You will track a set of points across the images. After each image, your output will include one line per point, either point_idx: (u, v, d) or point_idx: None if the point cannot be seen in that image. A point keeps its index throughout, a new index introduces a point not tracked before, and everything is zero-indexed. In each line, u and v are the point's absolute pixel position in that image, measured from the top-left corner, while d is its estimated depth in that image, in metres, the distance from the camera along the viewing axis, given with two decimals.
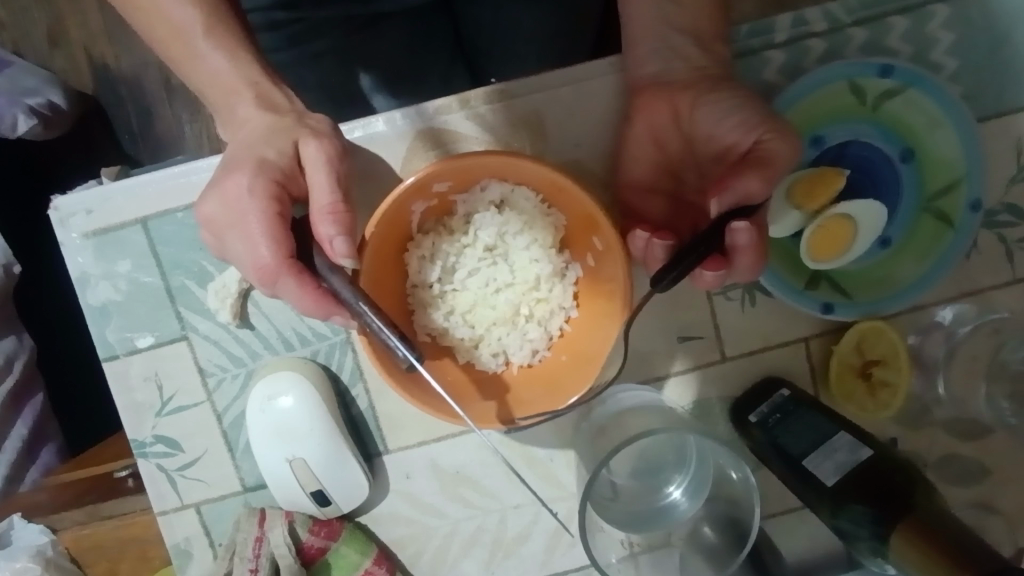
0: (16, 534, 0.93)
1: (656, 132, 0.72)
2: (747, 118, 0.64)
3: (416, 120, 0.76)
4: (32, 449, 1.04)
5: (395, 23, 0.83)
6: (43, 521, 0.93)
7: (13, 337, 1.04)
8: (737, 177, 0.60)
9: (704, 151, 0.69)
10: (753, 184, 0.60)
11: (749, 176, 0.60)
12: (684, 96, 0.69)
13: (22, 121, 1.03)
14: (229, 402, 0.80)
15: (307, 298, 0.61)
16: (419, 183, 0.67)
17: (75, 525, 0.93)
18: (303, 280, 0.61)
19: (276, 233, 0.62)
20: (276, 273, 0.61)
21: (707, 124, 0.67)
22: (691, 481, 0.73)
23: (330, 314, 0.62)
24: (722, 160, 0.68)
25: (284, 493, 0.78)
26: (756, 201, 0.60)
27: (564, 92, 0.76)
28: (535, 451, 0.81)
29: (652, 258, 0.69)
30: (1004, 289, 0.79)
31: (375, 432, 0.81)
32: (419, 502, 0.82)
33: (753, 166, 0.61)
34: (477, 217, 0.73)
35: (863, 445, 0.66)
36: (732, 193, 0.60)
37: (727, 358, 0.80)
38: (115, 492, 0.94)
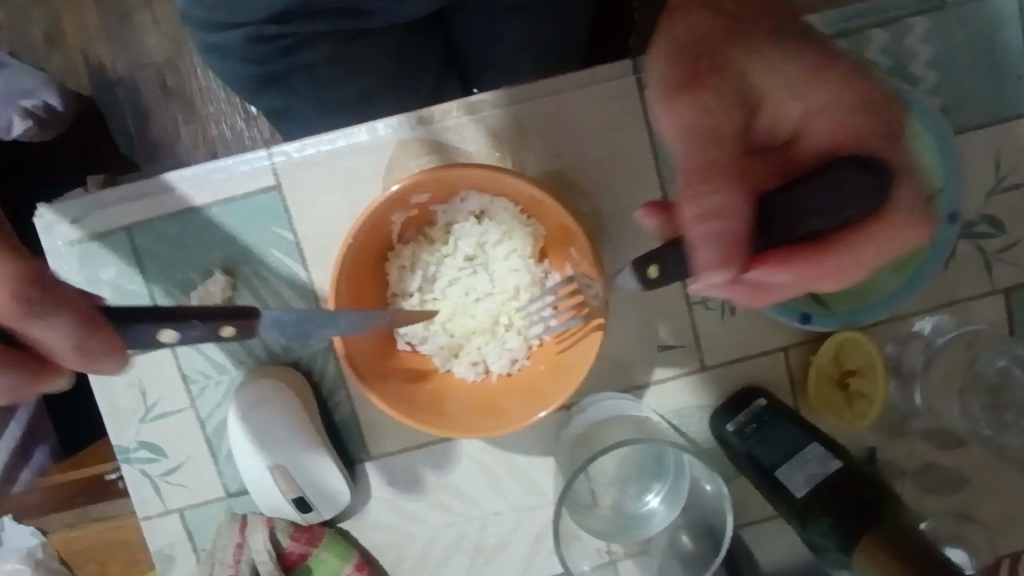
0: (6, 536, 0.98)
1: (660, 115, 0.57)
2: (721, 91, 0.54)
3: (401, 128, 0.76)
4: (25, 450, 1.04)
5: (387, 34, 0.86)
6: (33, 523, 0.99)
7: None
8: (698, 190, 0.50)
9: (689, 167, 0.53)
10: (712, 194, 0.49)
11: (724, 186, 0.49)
12: (683, 69, 0.54)
13: (16, 122, 1.04)
14: (212, 408, 0.81)
15: (69, 344, 0.50)
16: (397, 195, 0.67)
17: (65, 528, 0.98)
18: (56, 320, 0.48)
19: (9, 274, 0.47)
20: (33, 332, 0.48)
21: (711, 94, 0.54)
22: (668, 490, 0.74)
23: (97, 362, 0.51)
24: (712, 158, 0.52)
25: (264, 499, 0.78)
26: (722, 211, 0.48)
27: (545, 103, 0.77)
28: (516, 459, 0.82)
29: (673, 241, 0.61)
30: (981, 299, 0.80)
31: (357, 439, 0.82)
32: (400, 509, 0.83)
33: (715, 175, 0.50)
34: (457, 227, 0.74)
35: (833, 457, 0.66)
36: (690, 210, 0.50)
37: (707, 367, 0.81)
38: (107, 493, 0.98)
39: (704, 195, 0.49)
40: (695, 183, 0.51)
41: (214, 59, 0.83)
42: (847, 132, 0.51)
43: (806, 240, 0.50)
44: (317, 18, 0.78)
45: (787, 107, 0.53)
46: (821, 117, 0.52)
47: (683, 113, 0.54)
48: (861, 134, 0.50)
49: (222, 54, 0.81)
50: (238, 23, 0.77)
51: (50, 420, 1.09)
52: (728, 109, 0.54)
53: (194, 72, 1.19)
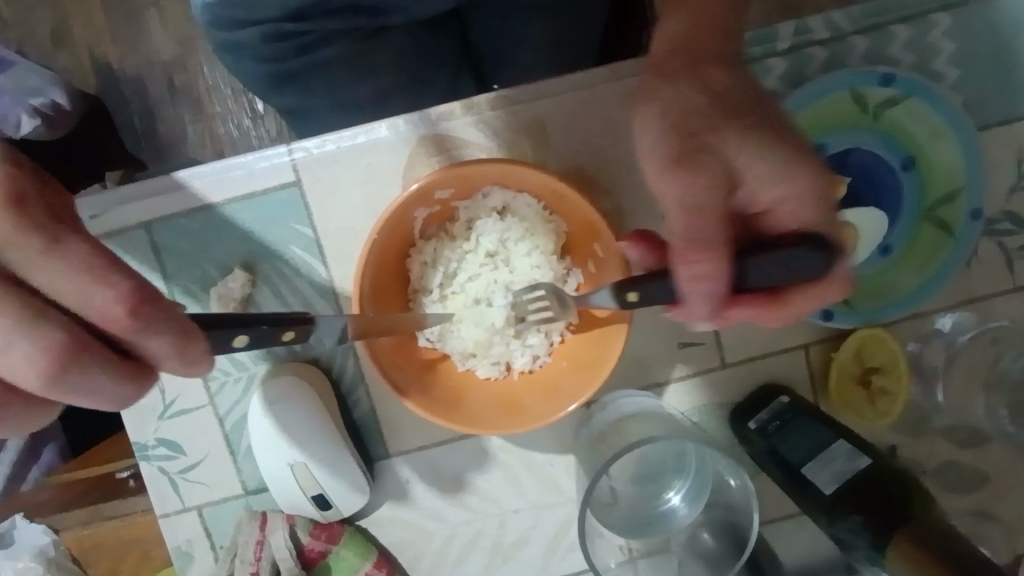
0: (18, 533, 1.00)
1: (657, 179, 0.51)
2: (706, 169, 0.49)
3: (421, 123, 0.76)
4: (34, 449, 1.09)
5: (403, 31, 0.86)
6: (45, 520, 0.99)
7: None
8: (690, 257, 0.50)
9: (692, 228, 0.49)
10: (709, 265, 0.50)
11: (716, 256, 0.50)
12: (676, 140, 0.50)
13: (25, 122, 1.05)
14: (230, 405, 0.81)
15: (169, 352, 0.43)
16: (421, 190, 0.67)
17: (77, 526, 0.97)
18: (159, 325, 0.41)
19: (93, 268, 0.39)
20: (77, 352, 0.39)
21: (700, 170, 0.49)
22: (690, 487, 0.74)
23: (191, 367, 0.44)
24: (695, 236, 0.49)
25: (285, 496, 0.78)
26: (721, 280, 0.50)
27: (566, 100, 0.76)
28: (535, 457, 0.82)
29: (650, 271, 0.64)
30: (1003, 297, 0.80)
31: (376, 437, 0.82)
32: (419, 507, 0.82)
33: (696, 247, 0.49)
34: (479, 224, 0.74)
35: (861, 454, 0.66)
36: (685, 271, 0.50)
37: (728, 364, 0.80)
38: (116, 491, 0.99)
39: (691, 262, 0.50)
40: (685, 245, 0.50)
41: (229, 57, 0.83)
42: (818, 223, 0.51)
43: (768, 288, 0.55)
44: (333, 15, 0.78)
45: (769, 191, 0.50)
46: (796, 206, 0.51)
47: (680, 189, 0.49)
48: (792, 213, 0.52)
49: (236, 51, 0.81)
50: (253, 20, 0.77)
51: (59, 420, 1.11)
52: (715, 181, 0.49)
53: (202, 70, 1.18)
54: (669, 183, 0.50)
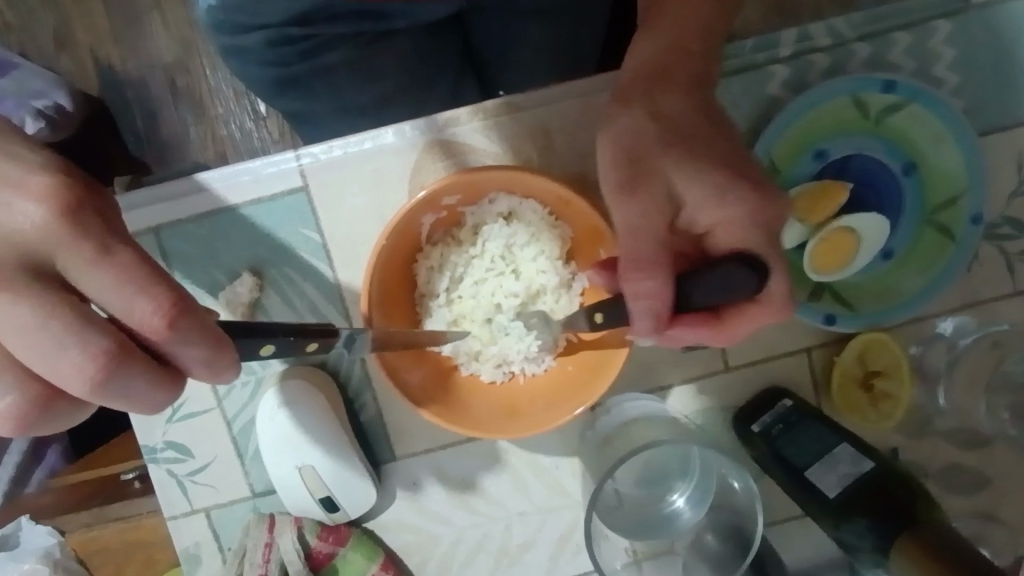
0: (23, 536, 1.00)
1: (618, 201, 0.61)
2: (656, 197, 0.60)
3: (427, 128, 0.77)
4: (37, 451, 1.09)
5: (407, 37, 0.86)
6: (50, 523, 0.99)
7: None
8: (633, 275, 0.60)
9: (639, 254, 0.60)
10: (651, 287, 0.60)
11: (655, 274, 0.60)
12: (629, 166, 0.59)
13: (29, 123, 1.03)
14: (238, 409, 0.81)
15: (201, 361, 0.44)
16: (428, 196, 0.68)
17: (82, 528, 0.98)
18: (193, 337, 0.42)
19: (137, 277, 0.40)
20: (115, 359, 0.40)
21: (648, 190, 0.59)
22: (694, 490, 0.75)
23: (220, 374, 0.45)
24: (635, 256, 0.60)
25: (293, 499, 0.79)
26: (659, 300, 0.60)
27: (571, 105, 0.77)
28: (541, 460, 0.82)
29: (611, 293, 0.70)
30: (1004, 300, 0.81)
31: (382, 440, 0.82)
32: (425, 509, 0.83)
33: (644, 267, 0.60)
34: (486, 229, 0.74)
35: (865, 457, 0.67)
36: (643, 288, 0.60)
37: (731, 367, 0.81)
38: (121, 493, 0.99)
39: (637, 281, 0.59)
40: (631, 264, 0.60)
41: (235, 61, 0.84)
42: (751, 243, 0.61)
43: (706, 307, 0.64)
44: (338, 22, 0.79)
45: (707, 215, 0.60)
46: (730, 227, 0.61)
47: (635, 215, 0.60)
48: (728, 230, 0.61)
49: (242, 57, 0.82)
50: (259, 25, 0.77)
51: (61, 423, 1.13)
52: (659, 210, 0.60)
53: (204, 74, 1.19)
54: (623, 210, 0.61)
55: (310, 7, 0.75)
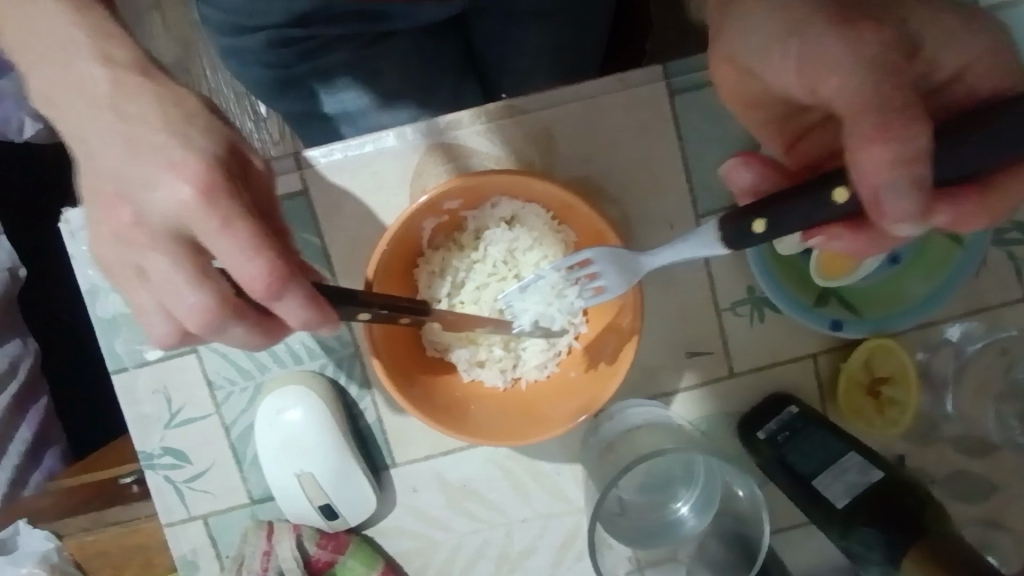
0: (22, 540, 0.98)
1: (815, 56, 0.51)
2: (879, 41, 0.49)
3: (427, 131, 0.76)
4: (35, 453, 1.10)
5: (406, 39, 0.86)
6: (48, 527, 0.98)
7: (17, 340, 1.11)
8: (890, 132, 0.45)
9: (875, 99, 0.47)
10: (919, 139, 0.45)
11: (917, 127, 0.45)
12: (833, 10, 0.51)
13: (28, 124, 1.11)
14: (237, 414, 0.80)
15: (298, 318, 0.52)
16: (429, 201, 0.67)
17: (80, 532, 0.97)
18: (299, 297, 0.51)
19: (257, 244, 0.49)
20: (230, 307, 0.51)
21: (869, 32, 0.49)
22: (699, 498, 0.74)
23: (319, 327, 0.53)
24: (880, 100, 0.47)
25: (291, 506, 0.78)
26: (923, 161, 0.45)
27: (574, 109, 0.76)
28: (542, 465, 0.81)
29: (761, 192, 0.68)
30: (1012, 306, 0.79)
31: (382, 446, 0.81)
32: (425, 516, 0.82)
33: (896, 115, 0.46)
34: (487, 233, 0.73)
35: (874, 466, 0.66)
36: (879, 149, 0.46)
37: (735, 373, 0.80)
38: (119, 498, 0.98)
39: (891, 141, 0.45)
40: (880, 121, 0.46)
41: (234, 64, 0.85)
42: (1010, 78, 0.55)
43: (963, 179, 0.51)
44: (336, 22, 0.80)
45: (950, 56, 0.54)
46: (981, 66, 0.55)
47: (853, 65, 0.49)
48: (975, 73, 0.55)
49: (241, 58, 0.84)
50: (261, 27, 0.80)
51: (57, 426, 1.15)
52: (893, 48, 0.49)
53: (204, 74, 1.18)
54: (830, 66, 0.50)
55: (311, 6, 0.77)
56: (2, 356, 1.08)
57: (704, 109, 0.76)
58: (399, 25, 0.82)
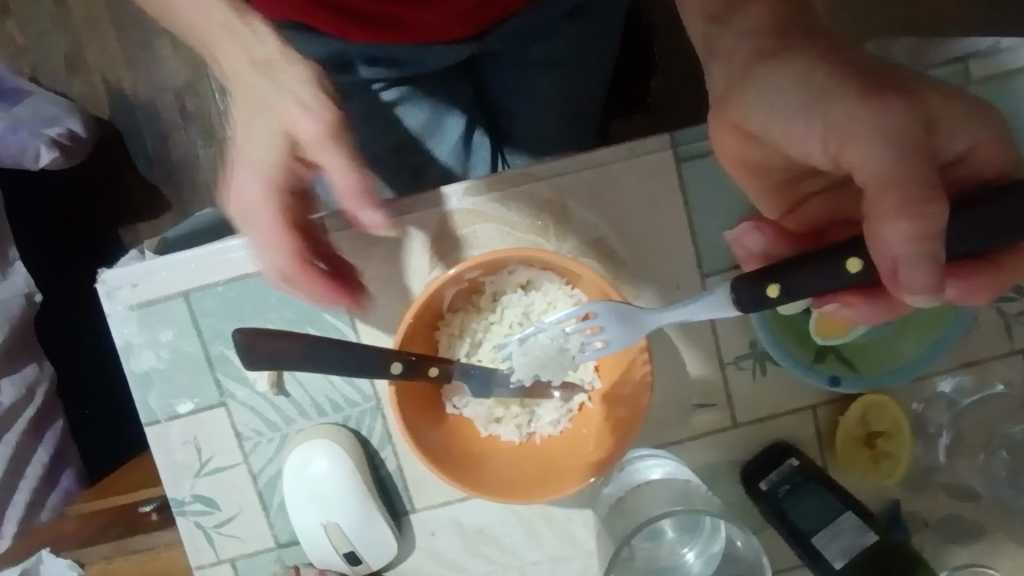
0: (44, 568, 1.04)
1: (839, 127, 0.54)
2: (895, 125, 0.52)
3: (447, 199, 0.80)
4: (52, 475, 1.11)
5: (421, 83, 0.91)
6: (72, 555, 1.05)
7: (33, 365, 1.11)
8: (907, 211, 0.50)
9: (896, 174, 0.51)
10: (929, 216, 0.49)
11: (932, 207, 0.49)
12: (855, 83, 0.54)
13: (44, 153, 1.15)
14: (264, 463, 0.84)
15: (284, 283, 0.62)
16: (453, 274, 0.71)
17: (103, 559, 1.05)
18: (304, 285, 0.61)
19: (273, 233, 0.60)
20: (302, 269, 0.60)
21: (893, 107, 0.53)
22: (702, 545, 0.79)
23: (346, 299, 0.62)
24: (901, 177, 0.50)
25: (317, 553, 0.82)
26: (928, 241, 0.50)
27: (586, 175, 0.80)
28: (554, 510, 0.85)
29: (772, 256, 0.70)
30: (1002, 360, 0.84)
31: (403, 493, 0.85)
32: (443, 558, 0.86)
33: (921, 195, 0.50)
34: (504, 297, 0.78)
35: (868, 528, 0.72)
36: (904, 226, 0.50)
37: (739, 425, 0.84)
38: (140, 524, 1.07)
39: (904, 220, 0.50)
40: (901, 199, 0.50)
41: None
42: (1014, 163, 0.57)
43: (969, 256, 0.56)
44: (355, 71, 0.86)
45: (965, 136, 0.56)
46: (987, 148, 0.56)
47: (878, 137, 0.52)
48: (981, 156, 0.57)
49: None
50: None
51: (75, 447, 1.16)
52: (912, 125, 0.52)
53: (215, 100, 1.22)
54: (857, 136, 0.53)
55: (326, 53, 0.83)
56: (19, 381, 1.07)
57: (710, 177, 0.80)
58: (411, 72, 0.87)
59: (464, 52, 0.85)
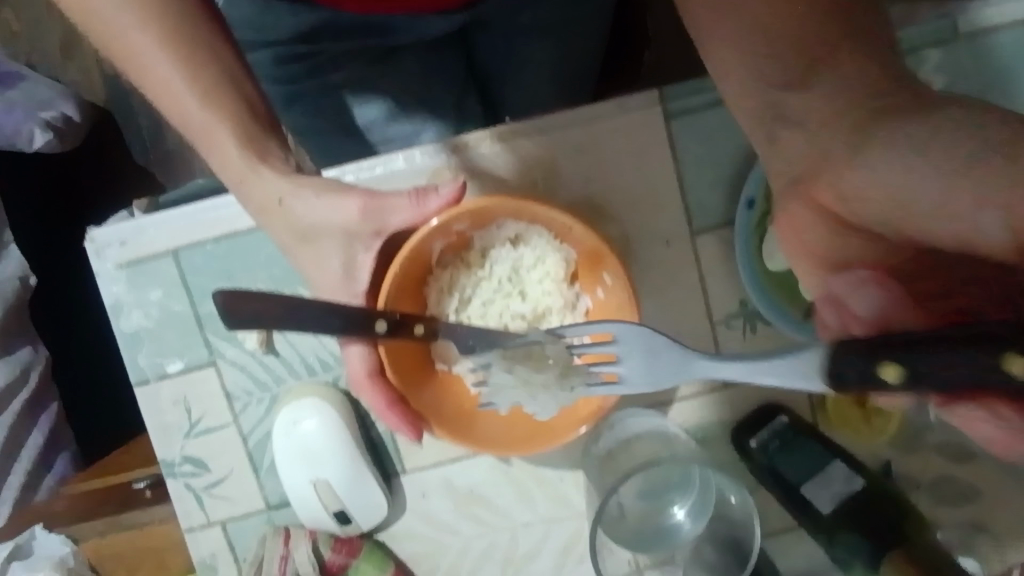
0: (37, 544, 1.07)
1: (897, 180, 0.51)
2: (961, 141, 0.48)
3: (436, 155, 0.80)
4: (45, 458, 1.10)
5: (410, 54, 0.89)
6: (63, 532, 1.08)
7: (27, 348, 1.09)
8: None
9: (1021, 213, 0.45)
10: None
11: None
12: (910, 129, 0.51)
13: (37, 135, 1.10)
14: (254, 424, 0.84)
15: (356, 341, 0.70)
16: (440, 224, 0.70)
17: (96, 535, 1.09)
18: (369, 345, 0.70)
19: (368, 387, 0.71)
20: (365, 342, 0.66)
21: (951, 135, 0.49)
22: (694, 503, 0.80)
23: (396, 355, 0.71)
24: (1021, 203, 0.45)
25: (307, 512, 0.83)
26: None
27: (575, 132, 0.80)
28: (544, 472, 0.85)
29: (892, 324, 0.52)
30: None
31: (393, 453, 0.85)
32: (434, 520, 0.86)
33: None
34: (493, 252, 0.78)
35: (857, 475, 0.74)
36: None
37: (729, 385, 0.84)
38: (131, 501, 1.10)
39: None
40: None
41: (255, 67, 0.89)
42: None
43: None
44: (342, 38, 0.83)
45: None
46: None
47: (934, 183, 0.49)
48: None
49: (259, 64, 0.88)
50: (268, 42, 0.85)
51: (70, 430, 1.14)
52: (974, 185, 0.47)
53: None
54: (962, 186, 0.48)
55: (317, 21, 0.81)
56: (13, 364, 1.06)
57: (699, 133, 0.80)
58: (405, 39, 0.85)
59: (455, 20, 0.85)
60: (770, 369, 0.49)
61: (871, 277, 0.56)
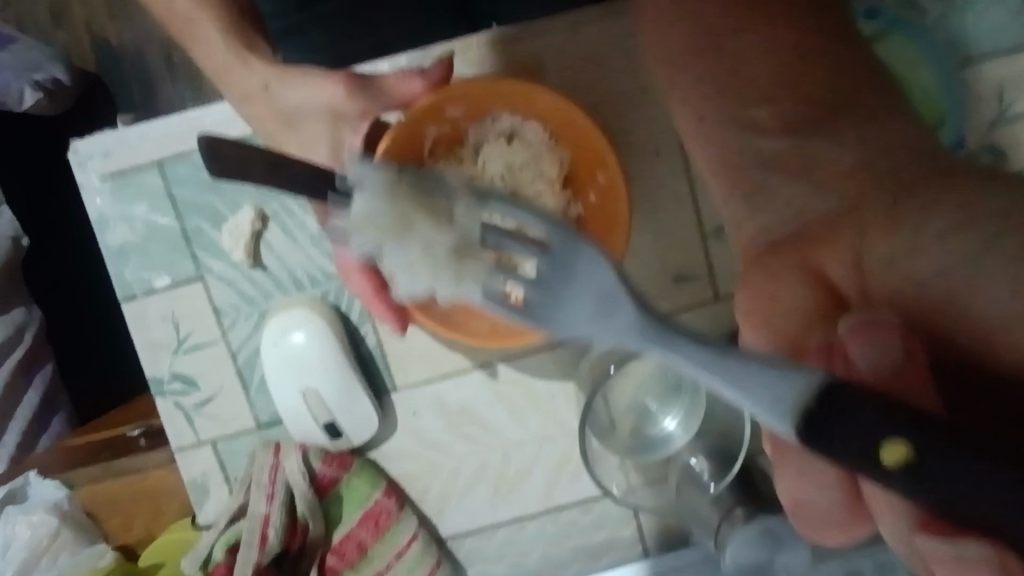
0: (32, 490, 0.98)
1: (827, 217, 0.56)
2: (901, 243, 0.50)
3: (424, 63, 0.80)
4: (43, 416, 1.04)
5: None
6: (59, 478, 0.98)
7: (21, 307, 1.03)
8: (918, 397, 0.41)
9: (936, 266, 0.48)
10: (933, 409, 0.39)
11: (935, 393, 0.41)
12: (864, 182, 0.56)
13: (28, 94, 1.04)
14: (244, 339, 0.83)
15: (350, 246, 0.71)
16: (430, 104, 0.69)
17: (91, 481, 0.98)
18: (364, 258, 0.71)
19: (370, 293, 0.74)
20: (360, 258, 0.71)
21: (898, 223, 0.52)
22: (684, 411, 0.78)
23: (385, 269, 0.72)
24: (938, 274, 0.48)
25: (298, 424, 0.83)
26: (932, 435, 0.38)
27: (564, 38, 0.79)
28: (535, 387, 0.85)
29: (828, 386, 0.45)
30: None
31: (383, 368, 0.85)
32: (425, 438, 0.85)
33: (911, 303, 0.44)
34: (486, 149, 0.74)
35: None
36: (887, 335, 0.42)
37: (720, 297, 0.83)
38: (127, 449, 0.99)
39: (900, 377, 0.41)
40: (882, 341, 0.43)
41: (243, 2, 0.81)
42: None
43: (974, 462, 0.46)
44: None
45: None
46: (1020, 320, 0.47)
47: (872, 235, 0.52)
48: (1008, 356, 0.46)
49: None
50: None
51: (67, 393, 1.08)
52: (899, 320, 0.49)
53: None
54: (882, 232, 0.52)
55: None
56: (8, 321, 1.00)
57: None
58: None
59: None
60: (759, 377, 0.40)
61: (887, 323, 0.43)
